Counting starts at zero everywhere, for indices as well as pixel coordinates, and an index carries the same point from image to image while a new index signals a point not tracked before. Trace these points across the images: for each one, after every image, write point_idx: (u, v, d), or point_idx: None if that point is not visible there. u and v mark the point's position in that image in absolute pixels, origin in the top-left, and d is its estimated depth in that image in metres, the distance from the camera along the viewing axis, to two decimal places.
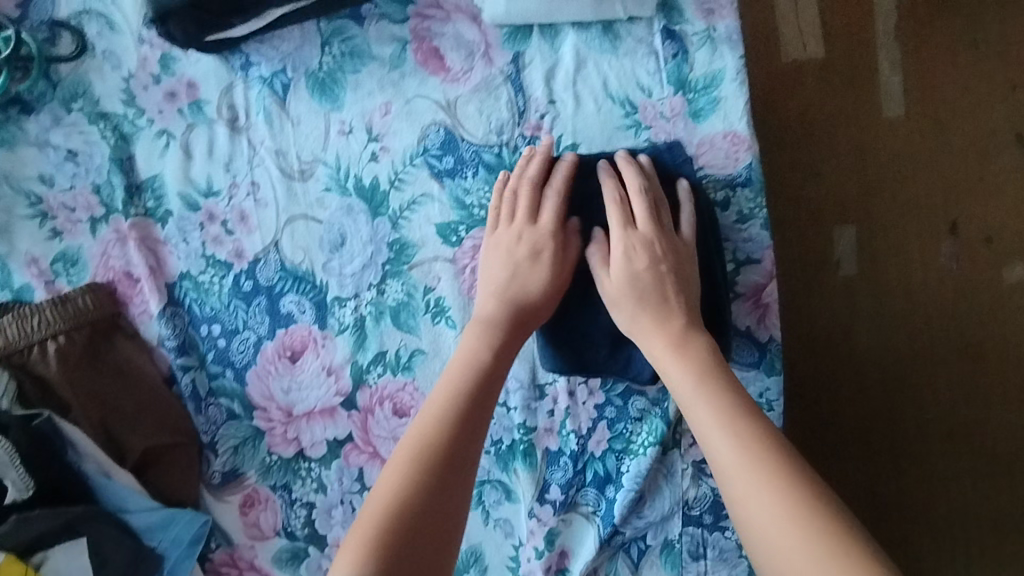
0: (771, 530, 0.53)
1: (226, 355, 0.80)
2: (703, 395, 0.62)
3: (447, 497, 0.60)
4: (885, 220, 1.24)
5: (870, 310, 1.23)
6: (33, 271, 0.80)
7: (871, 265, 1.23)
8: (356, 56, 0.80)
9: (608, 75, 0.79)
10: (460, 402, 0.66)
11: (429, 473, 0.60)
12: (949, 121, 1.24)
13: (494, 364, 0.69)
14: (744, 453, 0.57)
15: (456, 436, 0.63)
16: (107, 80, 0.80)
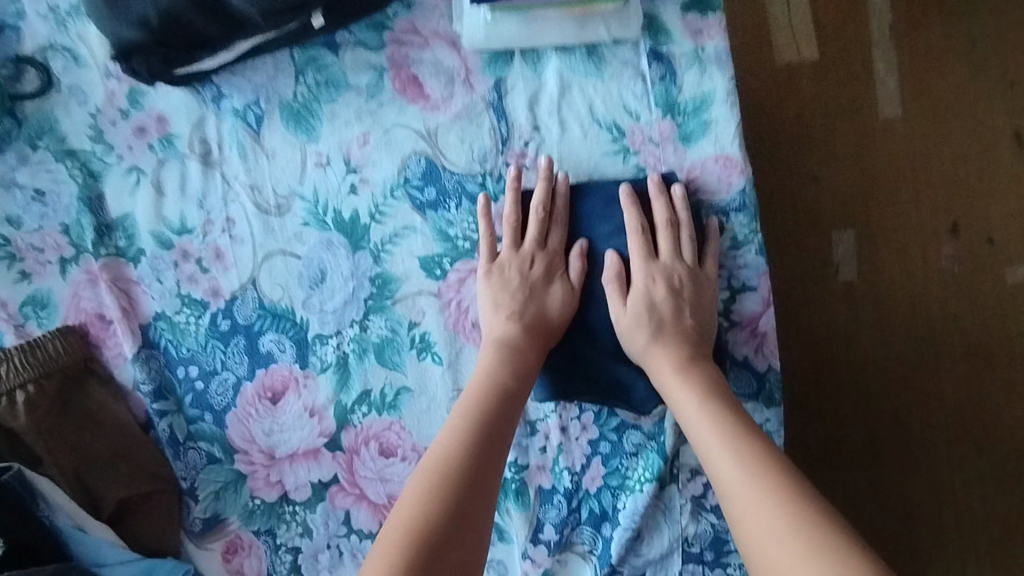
0: (774, 549, 0.55)
1: (204, 398, 0.77)
2: (706, 418, 0.65)
3: (470, 517, 0.61)
4: (885, 229, 1.21)
5: (871, 321, 1.21)
6: (2, 315, 0.77)
7: (871, 273, 1.21)
8: (331, 85, 0.77)
9: (594, 99, 0.76)
10: (482, 424, 0.67)
11: (452, 492, 0.62)
12: (947, 125, 1.21)
13: (513, 391, 0.69)
14: (747, 473, 0.60)
15: (477, 458, 0.65)
16: (74, 116, 0.77)
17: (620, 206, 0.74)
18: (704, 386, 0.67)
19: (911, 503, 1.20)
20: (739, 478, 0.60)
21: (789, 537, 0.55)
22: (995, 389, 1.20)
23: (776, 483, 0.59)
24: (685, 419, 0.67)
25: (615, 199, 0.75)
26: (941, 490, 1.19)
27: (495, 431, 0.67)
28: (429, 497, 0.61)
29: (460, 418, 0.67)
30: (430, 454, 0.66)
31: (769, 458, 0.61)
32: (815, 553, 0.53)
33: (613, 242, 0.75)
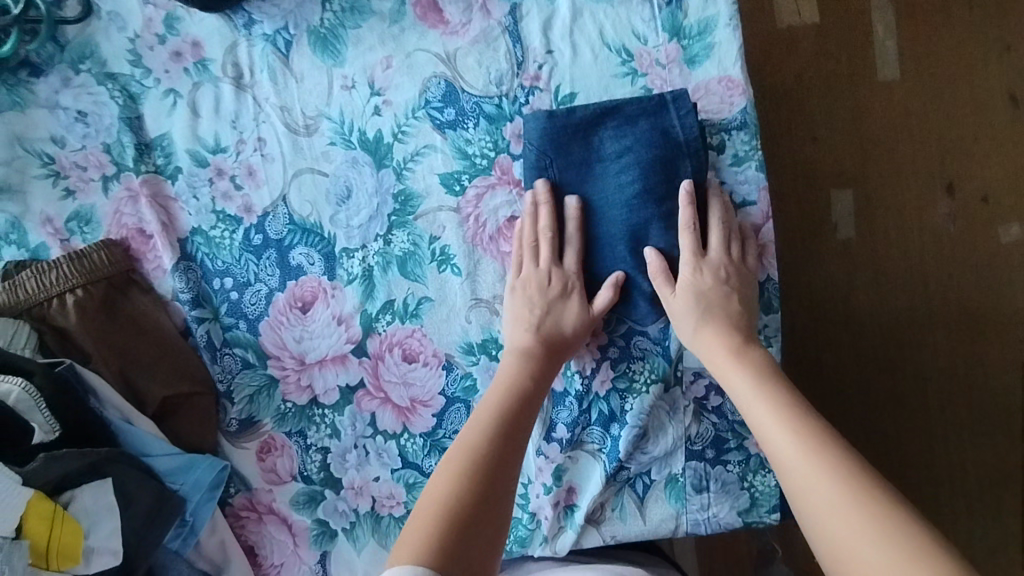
0: (835, 514, 0.59)
1: (239, 307, 0.82)
2: (762, 395, 0.69)
3: (497, 497, 0.67)
4: (881, 180, 1.26)
5: (869, 266, 1.26)
6: (48, 229, 0.82)
7: (870, 226, 1.26)
8: (356, 11, 0.81)
9: (604, 24, 0.81)
10: (505, 415, 0.72)
11: (480, 476, 0.67)
12: (944, 79, 1.26)
13: (542, 366, 0.77)
14: (805, 449, 0.63)
15: (501, 445, 0.70)
16: (114, 41, 0.81)
17: (629, 123, 0.77)
18: (757, 366, 0.72)
19: (900, 438, 1.27)
20: (793, 452, 0.64)
21: (844, 508, 0.58)
22: (983, 334, 1.26)
23: (831, 458, 0.62)
24: (741, 398, 0.71)
25: (627, 118, 0.78)
26: (929, 428, 1.27)
27: (519, 418, 0.73)
28: (462, 480, 0.67)
29: (485, 410, 0.73)
30: (460, 442, 0.71)
31: (826, 437, 0.64)
32: (871, 525, 0.56)
33: (621, 160, 0.78)
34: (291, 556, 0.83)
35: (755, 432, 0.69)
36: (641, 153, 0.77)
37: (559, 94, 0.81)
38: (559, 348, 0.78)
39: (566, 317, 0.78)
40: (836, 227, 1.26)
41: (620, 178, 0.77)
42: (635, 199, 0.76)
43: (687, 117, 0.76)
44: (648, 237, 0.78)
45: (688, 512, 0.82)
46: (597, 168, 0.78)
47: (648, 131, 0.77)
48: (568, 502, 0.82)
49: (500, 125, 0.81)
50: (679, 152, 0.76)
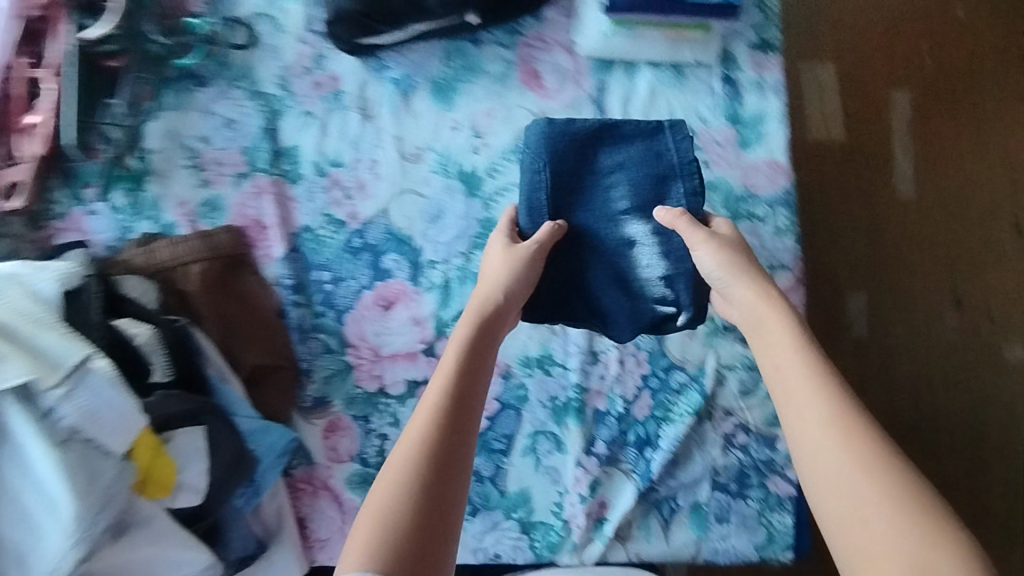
0: (862, 486, 0.58)
1: (331, 298, 0.94)
2: (799, 359, 0.68)
3: (447, 503, 0.60)
4: (893, 285, 1.38)
5: (881, 363, 1.35)
6: (181, 211, 0.95)
7: (881, 325, 1.36)
8: (470, 69, 0.97)
9: (674, 105, 0.97)
10: (449, 413, 0.65)
11: (425, 484, 0.60)
12: (953, 202, 1.41)
13: (485, 338, 0.74)
14: (836, 420, 0.62)
15: (449, 430, 0.63)
16: (268, 68, 0.98)
17: (624, 142, 0.88)
18: (788, 333, 0.70)
19: None
20: (822, 419, 0.63)
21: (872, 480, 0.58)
22: (984, 437, 1.35)
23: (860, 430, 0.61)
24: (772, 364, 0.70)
25: (623, 137, 0.88)
26: None
27: (466, 412, 0.66)
28: (406, 491, 0.59)
29: (424, 410, 0.65)
30: (399, 449, 0.63)
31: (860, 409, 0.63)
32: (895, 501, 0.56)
33: (613, 176, 0.87)
34: (337, 532, 0.90)
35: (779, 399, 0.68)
36: (633, 171, 0.86)
37: None
38: (491, 331, 0.75)
39: (518, 261, 0.80)
40: (851, 325, 1.36)
41: (611, 193, 0.86)
42: (621, 213, 0.85)
43: (681, 142, 0.86)
44: (632, 253, 0.84)
45: (708, 540, 0.89)
46: (589, 180, 0.87)
47: (642, 151, 0.87)
48: (598, 516, 0.89)
49: None
50: (672, 172, 0.86)
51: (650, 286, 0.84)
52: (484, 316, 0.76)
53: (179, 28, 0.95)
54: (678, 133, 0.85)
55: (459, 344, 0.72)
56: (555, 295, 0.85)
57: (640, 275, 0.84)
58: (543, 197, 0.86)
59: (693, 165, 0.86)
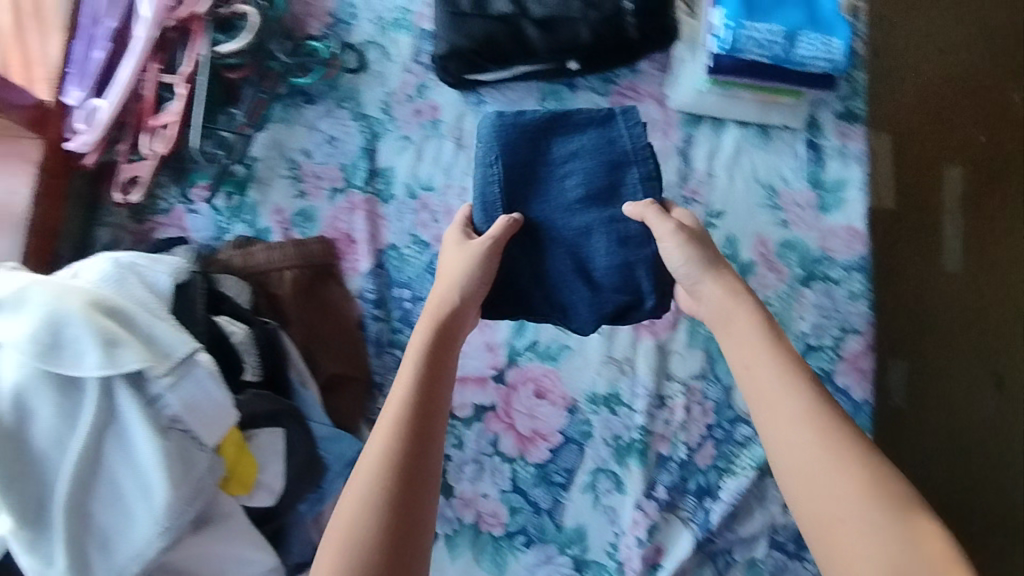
0: (832, 480, 0.63)
1: (409, 316, 0.97)
2: (772, 359, 0.71)
3: (415, 514, 0.65)
4: (945, 361, 1.24)
5: (933, 446, 1.21)
6: (277, 218, 1.00)
7: (933, 405, 1.23)
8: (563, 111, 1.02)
9: (758, 165, 1.00)
10: (408, 429, 0.68)
11: (392, 495, 0.65)
12: (994, 282, 1.35)
13: (444, 339, 0.76)
14: (810, 412, 0.66)
15: (413, 442, 0.68)
16: (374, 92, 1.03)
17: (577, 130, 0.87)
18: (756, 334, 0.73)
19: None
20: (800, 417, 0.66)
21: (848, 478, 0.62)
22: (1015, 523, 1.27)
23: (834, 428, 0.65)
24: (741, 364, 0.73)
25: (576, 126, 0.88)
26: None
27: (427, 425, 0.70)
28: (375, 508, 0.64)
29: (385, 424, 0.68)
30: (366, 464, 0.67)
31: (831, 405, 0.68)
32: (867, 497, 0.61)
33: (567, 165, 0.86)
34: None
35: (752, 399, 0.71)
36: (588, 160, 0.86)
37: (712, 210, 0.99)
38: (449, 342, 0.77)
39: (466, 257, 0.81)
40: (889, 395, 1.19)
41: (566, 183, 0.86)
42: (576, 204, 0.85)
43: (633, 129, 0.86)
44: (588, 243, 0.85)
45: None
46: (543, 171, 0.87)
47: (595, 139, 0.87)
48: (653, 562, 0.89)
49: None
50: (626, 159, 0.86)
51: (607, 276, 0.84)
52: (441, 327, 0.77)
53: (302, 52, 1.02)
54: (630, 118, 0.85)
55: (416, 357, 0.74)
56: (512, 283, 0.86)
57: (598, 266, 0.85)
58: (496, 190, 0.86)
59: (647, 151, 0.86)
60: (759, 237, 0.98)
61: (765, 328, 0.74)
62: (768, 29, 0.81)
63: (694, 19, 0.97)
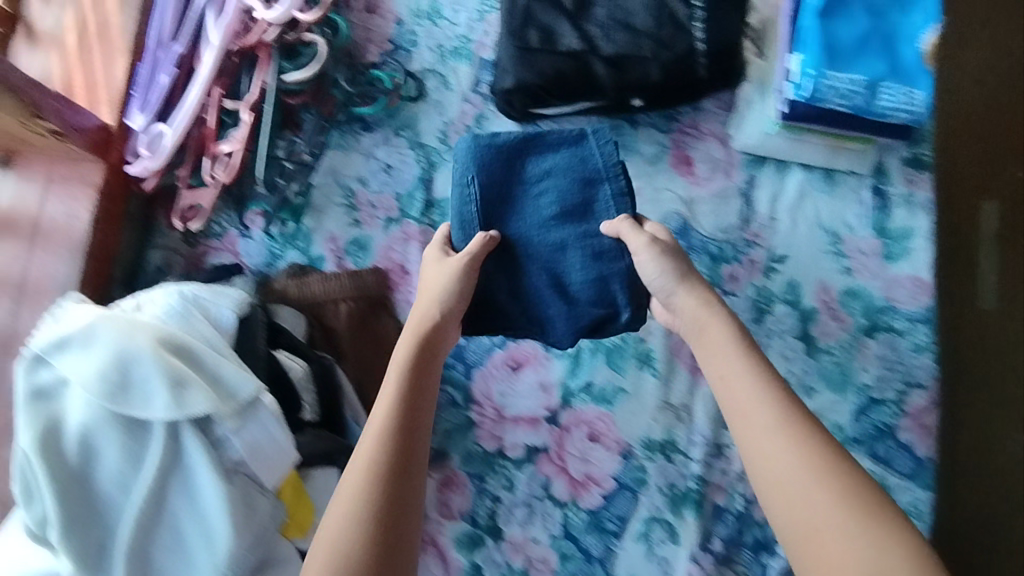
0: (807, 490, 0.59)
1: (462, 352, 0.97)
2: (747, 367, 0.68)
3: (402, 516, 0.63)
4: (990, 411, 1.07)
5: (987, 510, 1.03)
6: (331, 246, 0.98)
7: (984, 463, 1.05)
8: (624, 147, 1.00)
9: (822, 209, 0.97)
10: (393, 432, 0.67)
11: (379, 496, 0.63)
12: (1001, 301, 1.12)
13: (429, 342, 0.76)
14: (780, 423, 0.63)
15: (400, 443, 0.67)
16: (431, 121, 1.01)
17: (550, 149, 0.84)
18: (730, 343, 0.71)
19: None
20: (771, 425, 0.63)
21: (825, 484, 0.59)
22: None
23: (811, 434, 0.62)
24: (719, 373, 0.70)
25: (550, 145, 0.85)
26: None
27: (415, 425, 0.69)
28: (360, 512, 0.62)
29: (373, 427, 0.67)
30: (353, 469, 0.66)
31: (807, 413, 0.65)
32: (844, 504, 0.57)
33: (541, 184, 0.84)
34: None
35: (729, 407, 0.68)
36: (560, 179, 0.83)
37: (773, 254, 0.97)
38: (434, 348, 0.76)
39: (441, 273, 0.79)
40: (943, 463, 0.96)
41: (540, 200, 0.83)
42: (551, 219, 0.82)
43: (605, 146, 0.83)
44: (564, 259, 0.82)
45: None
46: (518, 189, 0.84)
47: (568, 158, 0.84)
48: None
49: (720, 264, 0.97)
50: (599, 176, 0.82)
51: (584, 291, 0.82)
52: (427, 332, 0.76)
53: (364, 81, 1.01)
54: (601, 136, 0.82)
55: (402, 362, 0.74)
56: (489, 299, 0.84)
57: (574, 281, 0.82)
58: (473, 210, 0.83)
59: (619, 168, 0.83)
60: (822, 284, 0.96)
61: (739, 337, 0.72)
62: (849, 78, 0.79)
63: (763, 60, 0.94)
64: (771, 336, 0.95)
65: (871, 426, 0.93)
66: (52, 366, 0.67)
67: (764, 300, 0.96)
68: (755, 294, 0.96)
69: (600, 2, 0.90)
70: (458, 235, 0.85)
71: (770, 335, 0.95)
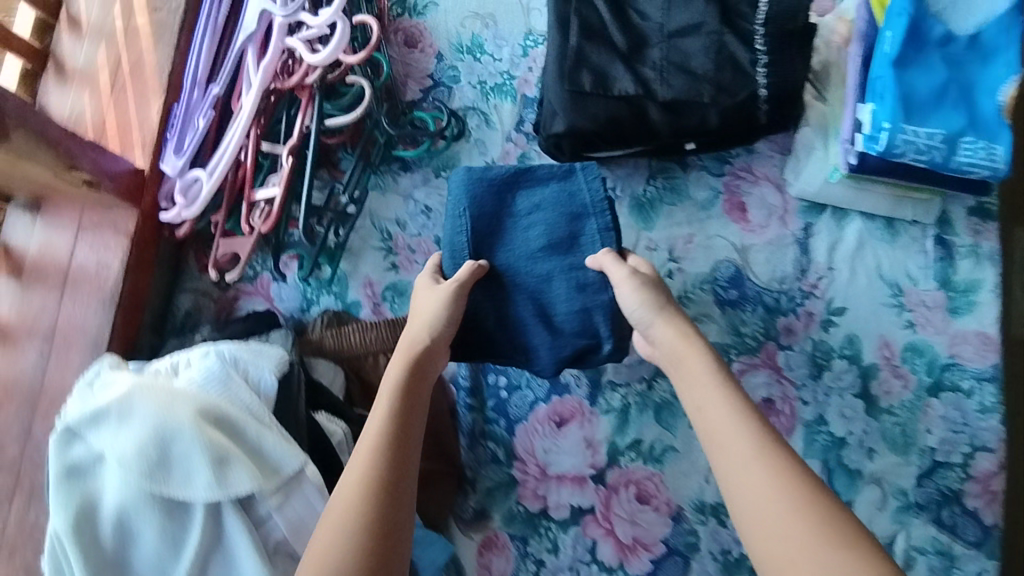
0: (787, 525, 0.56)
1: (504, 405, 0.93)
2: (725, 399, 0.66)
3: (397, 530, 0.61)
4: None
5: None
6: (367, 291, 0.93)
7: None
8: (675, 191, 0.96)
9: (883, 259, 0.92)
10: (387, 447, 0.66)
11: (369, 504, 0.61)
12: None
13: (422, 355, 0.75)
14: (760, 454, 0.61)
15: (394, 452, 0.65)
16: (473, 161, 0.96)
17: (540, 183, 0.83)
18: (707, 372, 0.69)
19: None
20: (750, 457, 0.61)
21: (804, 520, 0.56)
22: None
23: (789, 469, 0.60)
24: (697, 406, 0.67)
25: (540, 179, 0.83)
26: None
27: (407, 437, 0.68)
28: (352, 526, 0.60)
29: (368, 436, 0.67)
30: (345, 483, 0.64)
31: (786, 446, 0.62)
32: (822, 543, 0.54)
33: (530, 216, 0.82)
34: None
35: (708, 440, 0.65)
36: (549, 212, 0.82)
37: (831, 306, 0.93)
38: (424, 369, 0.75)
39: (427, 302, 0.78)
40: None
41: (528, 233, 0.82)
42: (539, 252, 0.81)
43: (593, 182, 0.81)
44: (549, 290, 0.81)
45: None
46: (507, 221, 0.83)
47: (557, 192, 0.82)
48: None
49: (776, 316, 0.92)
50: (586, 211, 0.81)
51: (568, 321, 0.81)
52: (417, 351, 0.75)
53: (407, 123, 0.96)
54: (590, 172, 0.80)
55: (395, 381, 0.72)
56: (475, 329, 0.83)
57: (559, 312, 0.81)
58: (463, 240, 0.83)
59: (608, 203, 0.81)
60: (884, 338, 0.91)
61: (716, 365, 0.70)
62: (928, 133, 0.74)
63: (824, 104, 0.90)
64: (830, 393, 0.91)
65: (934, 490, 0.88)
66: (87, 440, 0.64)
67: (822, 355, 0.92)
68: (812, 348, 0.92)
69: (655, 43, 0.85)
70: (447, 263, 0.84)
71: (828, 393, 0.91)
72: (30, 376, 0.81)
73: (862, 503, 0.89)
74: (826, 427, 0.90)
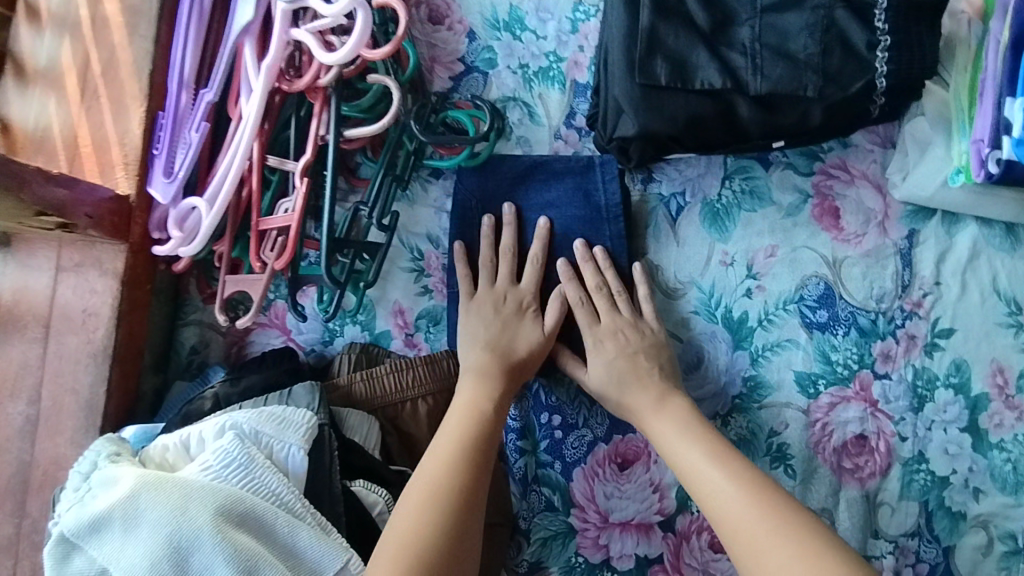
0: (774, 548, 0.54)
1: (559, 447, 0.82)
2: (695, 441, 0.65)
3: (471, 515, 0.60)
4: None
5: None
6: (398, 321, 0.81)
7: None
8: (754, 195, 0.82)
9: (999, 272, 0.78)
10: (470, 450, 0.64)
11: (454, 481, 0.61)
12: None
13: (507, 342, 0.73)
14: (734, 485, 0.59)
15: (480, 437, 0.65)
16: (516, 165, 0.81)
17: (555, 179, 0.79)
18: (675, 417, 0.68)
19: None
20: (724, 488, 0.59)
21: (793, 542, 0.53)
22: None
23: (769, 494, 0.58)
24: (664, 449, 0.66)
25: (556, 173, 0.80)
26: None
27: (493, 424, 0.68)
28: (435, 501, 0.59)
29: (457, 418, 0.67)
30: (428, 465, 0.63)
31: (758, 472, 0.61)
32: (815, 561, 0.52)
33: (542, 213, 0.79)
34: None
35: (689, 479, 0.63)
36: (564, 208, 0.79)
37: (936, 327, 0.79)
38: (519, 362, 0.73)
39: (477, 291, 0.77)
40: None
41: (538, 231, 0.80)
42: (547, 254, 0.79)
43: (610, 181, 0.78)
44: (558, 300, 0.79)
45: None
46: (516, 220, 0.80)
47: (572, 190, 0.79)
48: None
49: (871, 341, 0.80)
50: (600, 216, 0.78)
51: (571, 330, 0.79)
52: (505, 347, 0.73)
53: (439, 124, 0.79)
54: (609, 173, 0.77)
55: (488, 379, 0.71)
56: None
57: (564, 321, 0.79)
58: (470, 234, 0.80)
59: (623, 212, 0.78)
60: (997, 364, 0.78)
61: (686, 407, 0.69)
62: None
63: (944, 89, 0.75)
64: (932, 427, 0.79)
65: None
66: (88, 553, 0.53)
67: (924, 385, 0.79)
68: (913, 377, 0.79)
69: (744, 19, 0.69)
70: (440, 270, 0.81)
71: (930, 427, 0.79)
72: (17, 444, 0.70)
73: (965, 549, 0.77)
74: (927, 465, 0.78)
